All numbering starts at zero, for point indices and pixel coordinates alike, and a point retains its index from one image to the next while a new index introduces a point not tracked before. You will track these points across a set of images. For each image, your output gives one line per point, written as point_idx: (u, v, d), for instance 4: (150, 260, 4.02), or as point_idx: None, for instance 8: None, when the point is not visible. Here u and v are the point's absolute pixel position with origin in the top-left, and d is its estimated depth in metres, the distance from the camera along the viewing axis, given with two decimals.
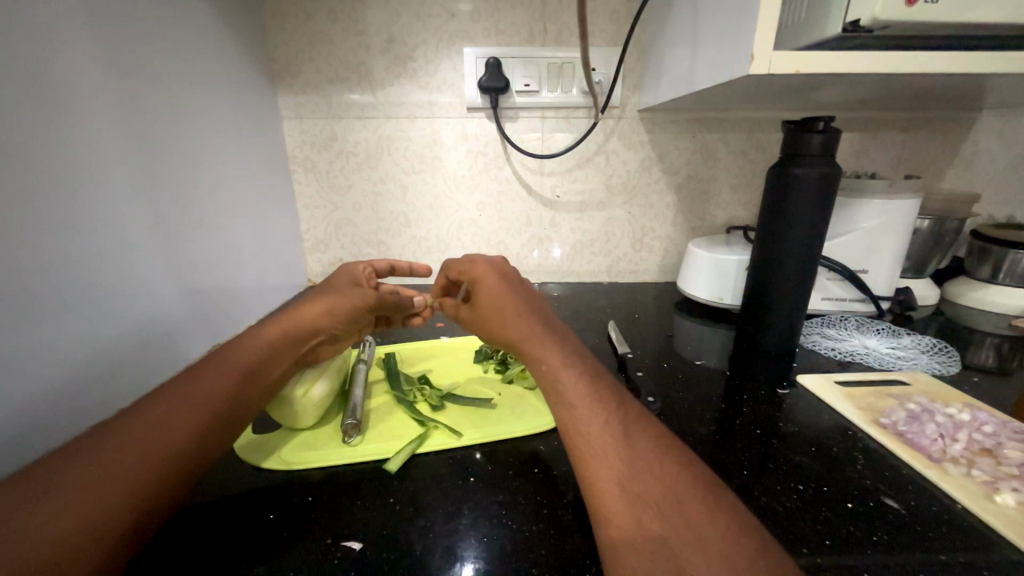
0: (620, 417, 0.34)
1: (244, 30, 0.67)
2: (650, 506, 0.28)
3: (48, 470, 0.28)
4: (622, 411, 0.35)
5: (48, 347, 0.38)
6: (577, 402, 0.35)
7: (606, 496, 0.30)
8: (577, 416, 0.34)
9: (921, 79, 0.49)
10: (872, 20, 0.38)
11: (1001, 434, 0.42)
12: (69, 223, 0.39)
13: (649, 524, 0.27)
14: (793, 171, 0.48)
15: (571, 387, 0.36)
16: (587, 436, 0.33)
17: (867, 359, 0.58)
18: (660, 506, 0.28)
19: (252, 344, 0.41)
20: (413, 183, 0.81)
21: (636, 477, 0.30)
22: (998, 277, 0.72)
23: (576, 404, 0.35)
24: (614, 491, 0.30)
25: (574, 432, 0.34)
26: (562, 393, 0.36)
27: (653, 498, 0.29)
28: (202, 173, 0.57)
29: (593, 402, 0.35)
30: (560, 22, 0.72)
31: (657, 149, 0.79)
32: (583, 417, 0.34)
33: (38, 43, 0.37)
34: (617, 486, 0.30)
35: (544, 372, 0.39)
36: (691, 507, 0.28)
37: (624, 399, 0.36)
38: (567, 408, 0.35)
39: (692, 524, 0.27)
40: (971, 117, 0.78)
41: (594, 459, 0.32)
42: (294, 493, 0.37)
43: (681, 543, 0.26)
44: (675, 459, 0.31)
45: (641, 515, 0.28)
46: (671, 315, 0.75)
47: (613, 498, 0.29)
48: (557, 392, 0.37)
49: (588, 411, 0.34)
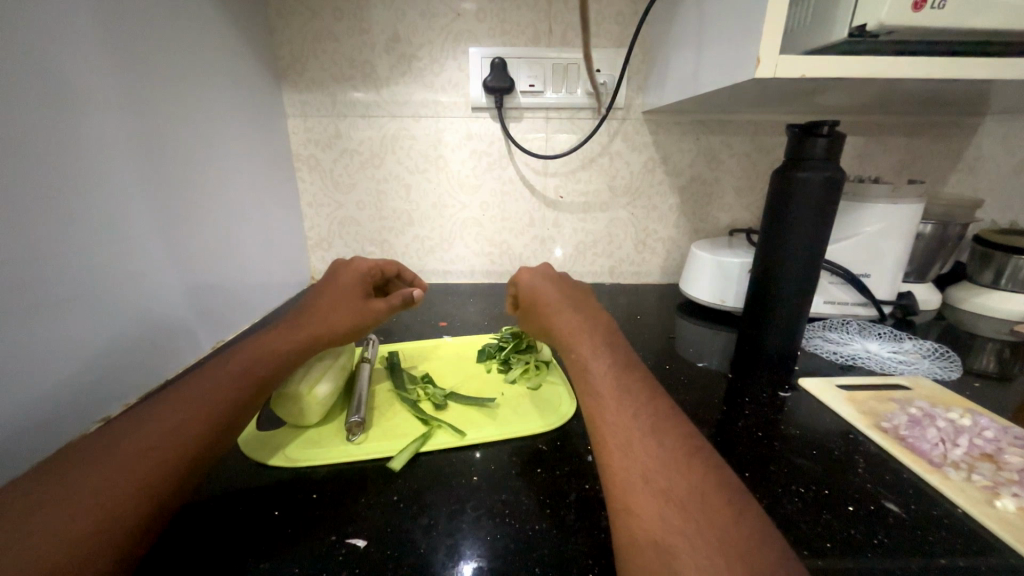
0: (651, 415, 0.35)
1: (250, 28, 0.67)
2: (670, 499, 0.28)
3: (58, 470, 0.29)
4: (654, 410, 0.35)
5: (55, 343, 0.38)
6: (607, 399, 0.37)
7: (626, 487, 0.30)
8: (607, 411, 0.36)
9: (926, 84, 0.49)
10: (877, 26, 0.38)
11: (1001, 439, 0.42)
12: (76, 219, 0.39)
13: (668, 516, 0.28)
14: (796, 175, 0.48)
15: (604, 384, 0.38)
16: (613, 430, 0.34)
17: (869, 363, 0.58)
18: (680, 500, 0.28)
19: (259, 348, 0.42)
20: (416, 182, 0.81)
21: (657, 472, 0.30)
22: (1000, 283, 0.72)
23: (606, 399, 0.37)
24: (635, 481, 0.30)
25: (602, 427, 0.35)
26: (597, 391, 0.38)
27: (672, 492, 0.29)
28: (207, 170, 0.57)
29: (623, 400, 0.36)
30: (565, 23, 0.72)
31: (661, 151, 0.80)
32: (613, 413, 0.36)
33: (44, 39, 0.37)
34: (639, 478, 0.30)
35: (580, 371, 0.41)
36: (710, 505, 0.28)
37: (656, 397, 0.37)
38: (599, 404, 0.37)
39: (710, 520, 0.27)
40: (975, 121, 0.78)
41: (620, 451, 0.33)
42: (299, 490, 0.37)
43: (697, 537, 0.26)
44: (702, 459, 0.31)
45: (659, 507, 0.28)
46: (673, 317, 0.75)
47: (632, 490, 0.30)
48: (590, 391, 0.39)
49: (618, 409, 0.36)
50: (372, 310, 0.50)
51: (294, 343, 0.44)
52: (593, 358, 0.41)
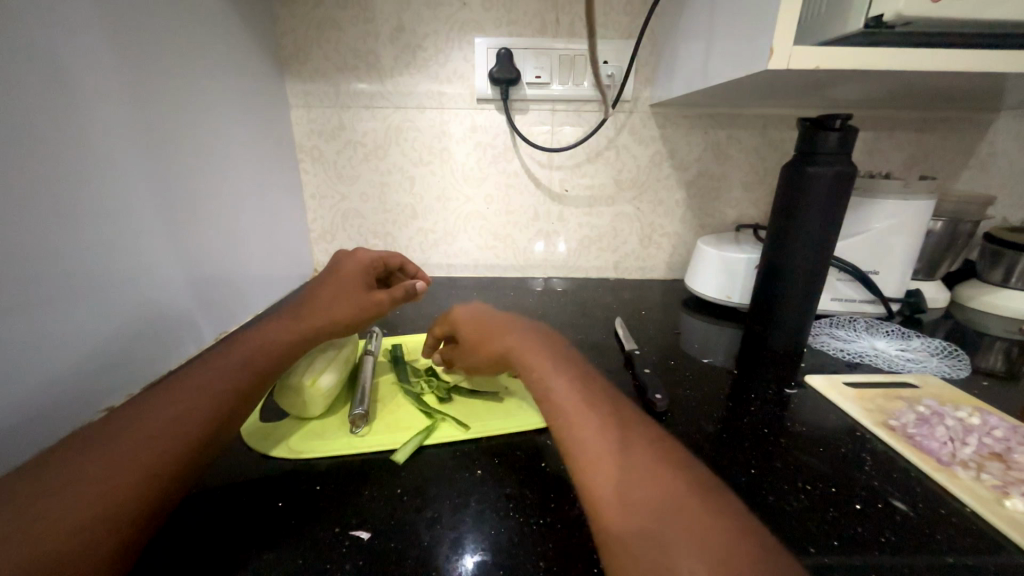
0: (619, 427, 0.34)
1: (254, 16, 0.66)
2: (654, 510, 0.28)
3: (59, 458, 0.29)
4: (621, 422, 0.35)
5: (55, 333, 0.38)
6: (573, 414, 0.36)
7: (608, 502, 0.29)
8: (574, 428, 0.35)
9: (941, 78, 0.48)
10: (894, 16, 0.38)
11: (1011, 439, 0.41)
12: (76, 208, 0.39)
13: (650, 528, 0.27)
14: (807, 169, 0.47)
15: (569, 401, 0.37)
16: (584, 446, 0.33)
17: (876, 361, 0.57)
18: (659, 509, 0.28)
19: (257, 339, 0.41)
20: (421, 174, 0.80)
21: (634, 481, 0.30)
22: (1010, 281, 0.72)
23: (570, 415, 0.36)
24: (611, 495, 0.30)
25: (571, 444, 0.34)
26: (560, 408, 0.37)
27: (651, 502, 0.28)
28: (208, 160, 0.57)
29: (592, 414, 0.35)
30: (573, 13, 0.71)
31: (668, 144, 0.79)
32: (581, 427, 0.34)
33: (46, 24, 0.36)
34: (614, 493, 0.30)
35: (539, 390, 0.39)
36: (695, 512, 0.27)
37: (621, 408, 0.37)
38: (564, 420, 0.36)
39: (697, 528, 0.26)
40: (989, 117, 0.77)
41: (591, 466, 0.32)
42: (302, 482, 0.37)
43: (688, 546, 0.26)
44: (676, 464, 0.31)
45: (644, 520, 0.28)
46: (677, 312, 0.74)
47: (614, 505, 0.29)
48: (555, 407, 0.37)
49: (587, 423, 0.35)
50: (371, 300, 0.49)
51: (290, 335, 0.43)
52: (554, 374, 0.40)
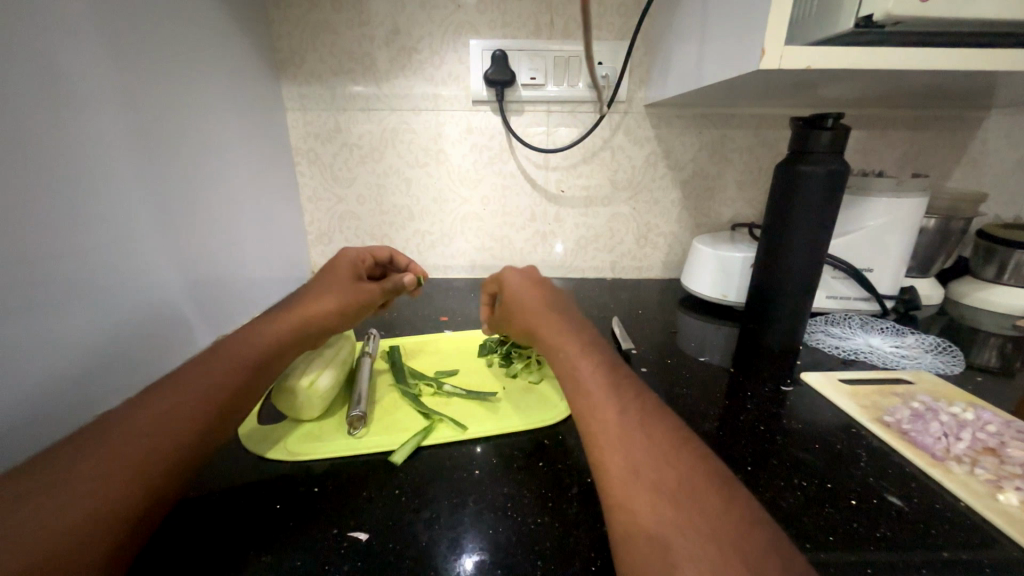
0: (641, 412, 0.34)
1: (249, 20, 0.66)
2: (662, 493, 0.28)
3: (50, 460, 0.28)
4: (643, 407, 0.35)
5: (53, 338, 0.38)
6: (594, 396, 0.36)
7: (617, 485, 0.30)
8: (595, 407, 0.35)
9: (931, 77, 0.49)
10: (883, 16, 0.38)
11: (1004, 433, 0.42)
12: (71, 208, 0.39)
13: (661, 511, 0.28)
14: (800, 168, 0.48)
15: (589, 378, 0.37)
16: (603, 425, 0.33)
17: (871, 357, 0.58)
18: (673, 495, 0.28)
19: (262, 329, 0.42)
20: (417, 176, 0.81)
21: (648, 467, 0.30)
22: (1002, 277, 0.72)
23: (594, 396, 0.36)
24: (626, 477, 0.30)
25: (586, 424, 0.35)
26: (583, 388, 0.37)
27: (666, 487, 0.29)
28: (204, 163, 0.57)
29: (612, 395, 0.35)
30: (567, 15, 0.72)
31: (662, 145, 0.79)
32: (598, 406, 0.35)
33: (42, 27, 0.37)
34: (629, 473, 0.30)
35: (567, 369, 0.39)
36: (710, 499, 0.28)
37: (642, 394, 0.36)
38: (586, 402, 0.36)
39: (712, 515, 0.27)
40: (980, 115, 0.78)
41: (610, 446, 0.32)
42: (300, 484, 0.37)
43: (690, 528, 0.26)
44: (693, 452, 0.31)
45: (650, 502, 0.28)
46: (674, 312, 0.75)
47: (624, 485, 0.30)
48: (575, 386, 0.38)
49: (608, 405, 0.35)
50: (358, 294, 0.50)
51: (296, 317, 0.44)
52: (581, 357, 0.40)
